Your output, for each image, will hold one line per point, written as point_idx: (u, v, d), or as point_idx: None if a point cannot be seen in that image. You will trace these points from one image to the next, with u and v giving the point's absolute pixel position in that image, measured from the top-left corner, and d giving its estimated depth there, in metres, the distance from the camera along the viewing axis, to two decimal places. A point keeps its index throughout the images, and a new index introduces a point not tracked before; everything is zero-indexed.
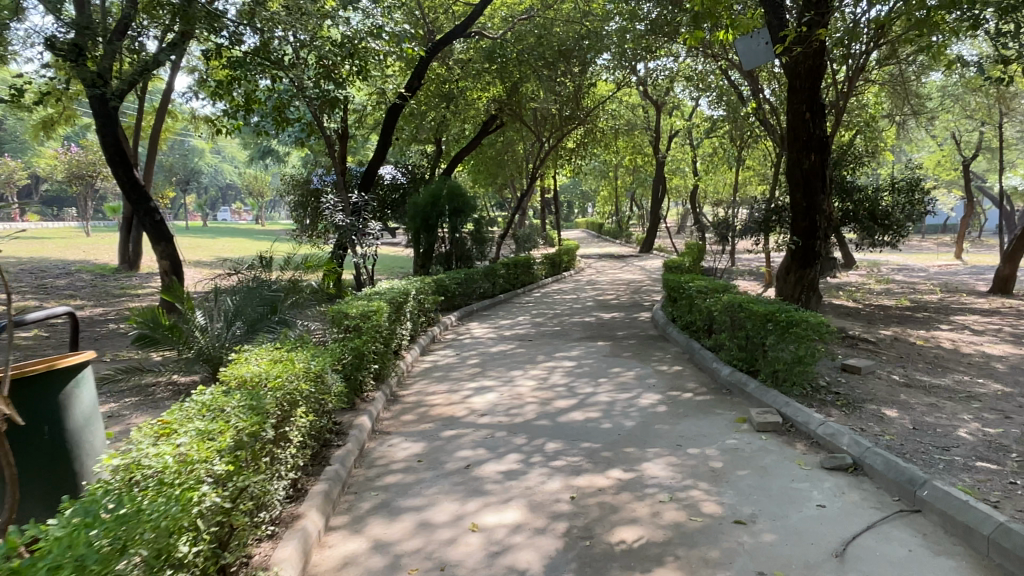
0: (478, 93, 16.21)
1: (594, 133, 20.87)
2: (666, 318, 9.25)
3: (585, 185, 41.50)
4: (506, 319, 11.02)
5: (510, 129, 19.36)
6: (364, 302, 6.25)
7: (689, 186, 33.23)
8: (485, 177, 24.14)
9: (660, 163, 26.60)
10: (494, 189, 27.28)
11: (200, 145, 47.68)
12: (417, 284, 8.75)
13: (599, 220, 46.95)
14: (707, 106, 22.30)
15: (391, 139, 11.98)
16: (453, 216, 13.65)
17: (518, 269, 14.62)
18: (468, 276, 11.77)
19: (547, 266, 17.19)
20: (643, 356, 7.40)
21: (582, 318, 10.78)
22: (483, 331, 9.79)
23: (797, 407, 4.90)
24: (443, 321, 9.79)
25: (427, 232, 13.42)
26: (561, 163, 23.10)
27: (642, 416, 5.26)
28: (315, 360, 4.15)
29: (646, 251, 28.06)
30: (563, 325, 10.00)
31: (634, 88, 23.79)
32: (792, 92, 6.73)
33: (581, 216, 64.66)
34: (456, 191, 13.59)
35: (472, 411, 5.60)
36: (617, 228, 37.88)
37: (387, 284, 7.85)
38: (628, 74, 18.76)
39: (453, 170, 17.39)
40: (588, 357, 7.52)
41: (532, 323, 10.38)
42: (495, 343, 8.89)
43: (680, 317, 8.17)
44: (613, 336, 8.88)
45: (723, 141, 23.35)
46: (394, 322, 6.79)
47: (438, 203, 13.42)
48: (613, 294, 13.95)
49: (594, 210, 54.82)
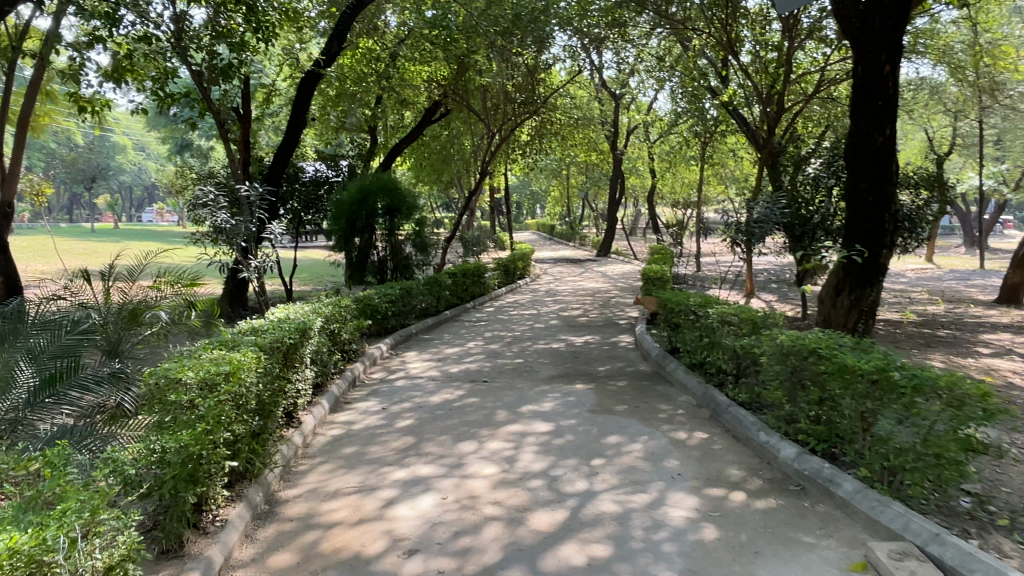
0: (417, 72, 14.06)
1: (549, 125, 18.91)
2: (662, 347, 7.13)
3: (536, 185, 39.67)
4: (455, 345, 8.76)
5: (458, 117, 17.16)
6: (221, 352, 3.95)
7: (646, 186, 31.67)
8: (428, 174, 21.90)
9: (617, 160, 24.83)
10: (440, 187, 25.03)
11: (121, 140, 44.01)
12: (327, 307, 6.44)
13: (550, 221, 45.21)
14: (670, 97, 20.58)
15: (305, 118, 9.64)
16: (388, 215, 11.20)
17: (467, 279, 12.35)
18: (404, 291, 9.43)
19: (500, 275, 14.99)
20: (646, 413, 5.23)
21: (548, 343, 8.59)
22: (423, 365, 7.50)
23: (957, 548, 2.82)
24: (369, 354, 7.48)
25: (356, 234, 11.06)
26: (512, 158, 21.08)
27: (684, 557, 3.06)
28: (7, 537, 1.94)
29: (603, 255, 26.16)
30: (527, 356, 7.79)
31: (591, 78, 21.98)
32: (864, 40, 4.97)
33: (530, 217, 62.95)
34: (389, 185, 11.22)
35: (393, 544, 3.30)
36: (570, 230, 36.03)
37: (279, 314, 5.46)
38: (585, 56, 16.80)
39: (390, 163, 15.07)
40: (567, 414, 5.31)
41: (485, 353, 8.14)
42: (436, 385, 6.63)
43: (685, 354, 6.10)
44: (594, 375, 6.70)
45: (684, 139, 21.74)
46: (279, 378, 4.49)
47: (368, 198, 11.04)
48: (580, 308, 11.81)
49: (545, 212, 53.02)
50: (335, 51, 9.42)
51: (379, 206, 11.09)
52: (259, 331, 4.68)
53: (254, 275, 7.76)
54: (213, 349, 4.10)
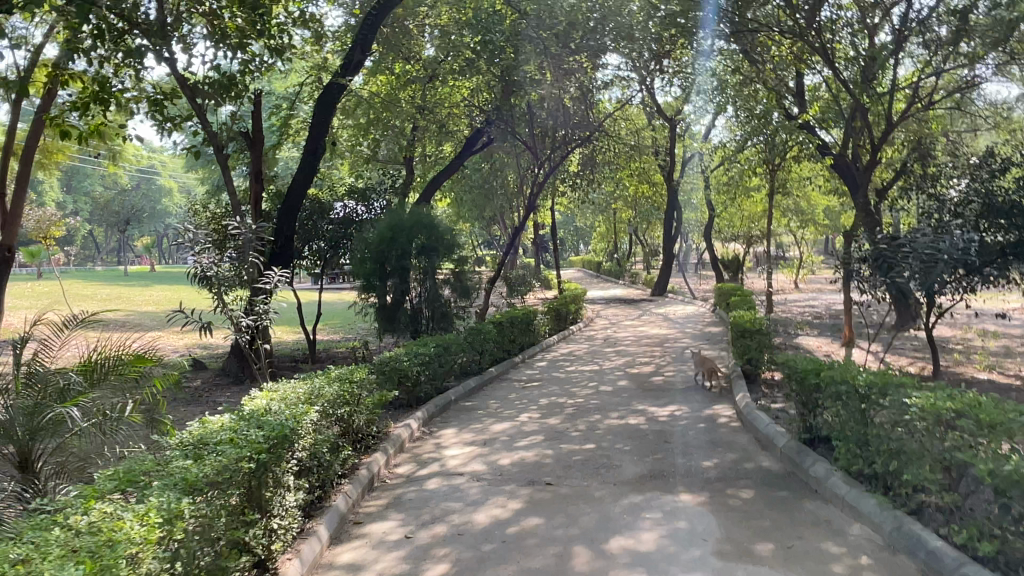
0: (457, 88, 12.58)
1: (601, 154, 17.33)
2: (789, 433, 5.20)
3: (583, 221, 38.14)
4: (504, 417, 6.95)
5: (501, 146, 15.69)
6: (103, 511, 2.21)
7: (700, 220, 29.81)
8: (470, 210, 20.49)
9: (673, 192, 23.07)
10: (483, 223, 23.58)
11: (167, 182, 44.23)
12: (335, 384, 4.71)
13: (595, 257, 43.53)
14: (732, 122, 18.88)
15: (322, 141, 8.08)
16: (425, 254, 9.49)
17: (514, 328, 10.58)
18: (442, 349, 7.69)
19: (551, 321, 13.22)
20: (809, 567, 3.33)
21: (623, 417, 6.72)
22: (465, 452, 5.72)
23: None
24: (394, 438, 5.72)
25: (387, 278, 9.34)
26: (559, 192, 19.51)
27: None
28: None
29: (659, 294, 24.26)
30: (598, 439, 5.95)
31: (641, 105, 20.44)
32: None
33: (574, 254, 61.44)
34: (421, 220, 9.42)
35: None
36: (619, 267, 34.16)
37: (251, 409, 3.71)
38: (641, 76, 15.26)
39: (428, 197, 13.57)
40: (684, 562, 3.45)
41: (544, 432, 6.31)
42: (481, 486, 4.83)
43: (843, 454, 4.18)
44: (701, 476, 4.80)
45: (747, 168, 19.92)
46: (226, 530, 2.73)
47: (400, 235, 9.34)
48: (650, 363, 9.88)
49: (589, 248, 51.43)
50: (359, 59, 7.87)
51: (412, 245, 9.33)
52: (204, 450, 2.96)
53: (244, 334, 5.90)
54: (99, 501, 2.36)
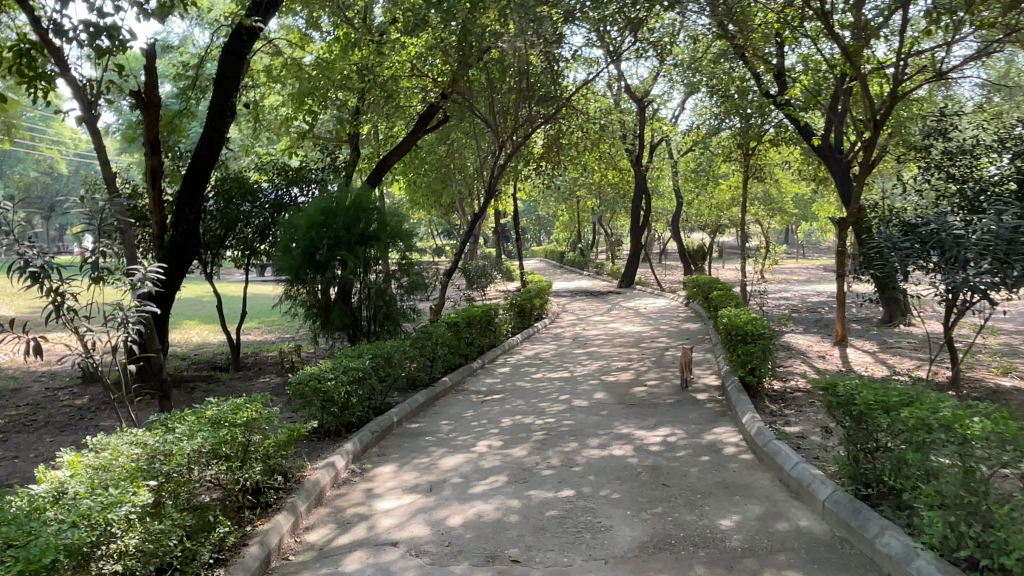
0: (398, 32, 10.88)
1: (568, 136, 16.03)
2: (833, 481, 3.91)
3: (546, 210, 36.99)
4: (457, 446, 5.55)
5: (458, 125, 14.27)
6: None
7: (666, 209, 28.83)
8: (426, 195, 19.03)
9: (641, 180, 21.94)
10: (441, 210, 22.13)
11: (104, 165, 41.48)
12: (205, 430, 3.31)
13: (558, 248, 42.50)
14: (707, 101, 17.75)
15: (232, 103, 6.58)
16: (367, 243, 7.74)
17: (472, 328, 9.18)
18: (382, 359, 6.25)
19: (513, 318, 11.87)
20: None
21: (605, 446, 5.38)
22: (403, 506, 4.31)
23: None
24: (309, 487, 4.28)
25: (318, 270, 7.60)
26: (522, 176, 18.16)
27: None
28: None
29: (626, 287, 23.18)
30: (577, 481, 4.60)
31: (607, 86, 19.18)
32: None
33: (536, 244, 60.45)
34: (363, 203, 7.73)
35: None
36: (583, 258, 33.09)
37: (26, 504, 2.28)
38: (611, 48, 13.98)
39: (374, 180, 12.02)
40: None
41: (507, 469, 4.93)
42: (422, 567, 3.45)
43: (935, 529, 2.90)
44: (725, 547, 3.50)
45: (719, 154, 18.85)
46: None
47: (333, 220, 7.60)
48: (628, 368, 8.58)
49: (551, 238, 50.39)
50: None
51: (350, 233, 7.59)
52: None
53: (108, 362, 4.40)
54: None
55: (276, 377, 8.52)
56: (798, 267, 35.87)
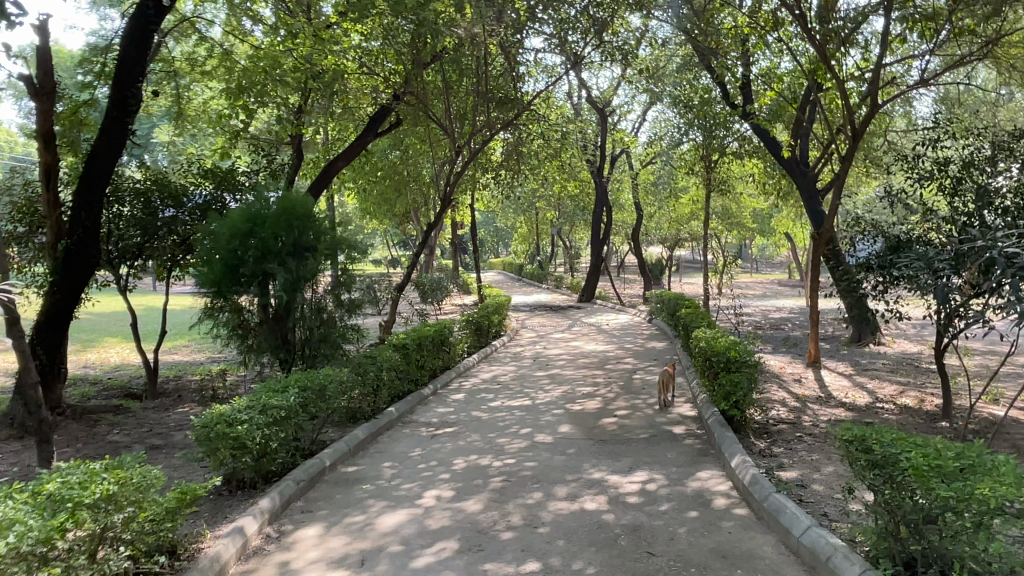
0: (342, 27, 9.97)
1: (527, 144, 15.33)
2: (863, 556, 3.15)
3: (504, 221, 36.27)
4: (399, 499, 4.66)
5: (411, 129, 13.42)
6: None
7: (625, 222, 28.38)
8: (378, 204, 18.07)
9: (601, 191, 21.37)
10: (395, 220, 21.16)
11: None
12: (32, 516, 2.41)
13: (516, 259, 41.83)
14: (669, 112, 17.29)
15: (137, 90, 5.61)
16: (300, 255, 6.79)
17: (423, 350, 8.29)
18: (314, 391, 5.31)
19: (469, 336, 11.01)
20: None
21: (575, 497, 4.56)
22: None
23: None
24: (203, 566, 3.34)
25: (242, 285, 6.61)
26: (480, 186, 17.37)
27: None
28: None
29: (586, 301, 22.55)
30: (543, 550, 3.76)
31: (567, 94, 18.57)
32: None
33: (494, 256, 59.72)
34: (297, 209, 6.78)
35: None
36: (542, 270, 32.44)
37: None
38: (573, 52, 13.32)
39: (319, 186, 11.08)
40: None
41: (457, 531, 4.06)
42: None
43: None
44: None
45: (680, 166, 18.41)
46: None
47: (261, 228, 6.62)
48: (594, 395, 7.80)
49: (509, 251, 49.70)
50: None
51: (280, 242, 6.63)
52: None
53: None
54: None
55: (197, 406, 7.50)
56: (755, 281, 35.90)
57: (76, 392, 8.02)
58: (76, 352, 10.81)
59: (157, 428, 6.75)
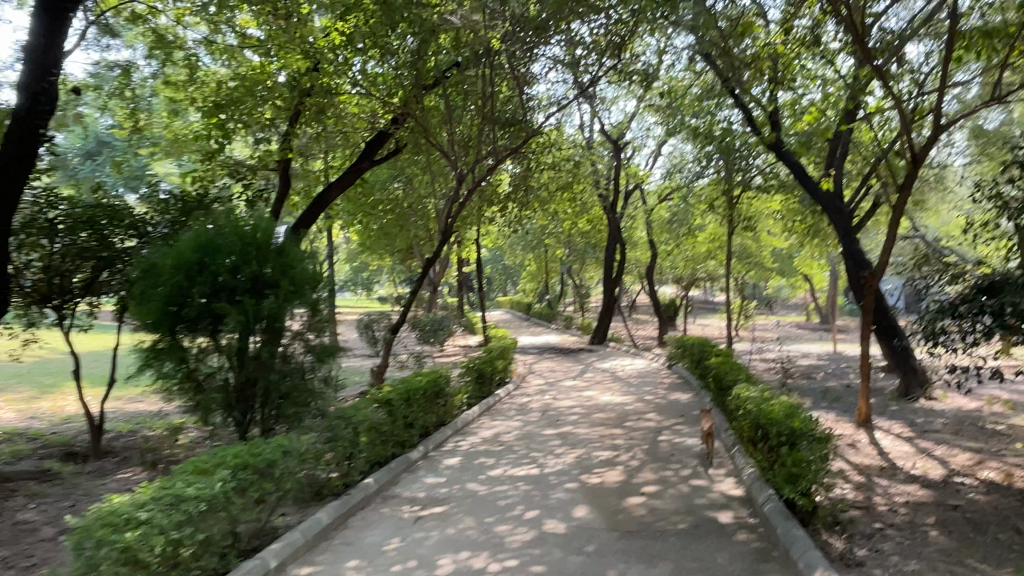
0: (332, 41, 9.05)
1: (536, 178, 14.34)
2: None
3: (512, 259, 35.23)
4: None
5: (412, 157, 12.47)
6: None
7: (639, 261, 27.32)
8: (378, 240, 17.04)
9: (614, 228, 20.28)
10: (397, 256, 20.15)
11: None
12: None
13: (525, 298, 40.73)
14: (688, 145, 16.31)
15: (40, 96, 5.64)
16: (262, 293, 5.65)
17: (413, 406, 7.06)
18: (256, 471, 4.10)
19: (470, 385, 9.79)
20: None
21: None
22: None
23: None
24: None
25: (190, 328, 5.50)
26: (485, 221, 16.36)
27: None
28: None
29: (597, 344, 21.31)
30: None
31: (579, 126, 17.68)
32: None
33: (501, 294, 58.67)
34: (260, 238, 5.67)
35: None
36: (550, 310, 31.25)
37: None
38: (588, 78, 12.41)
39: (306, 218, 10.05)
40: None
41: None
42: None
43: None
44: None
45: (699, 202, 17.35)
46: None
47: (215, 261, 5.53)
48: (614, 463, 6.52)
49: (516, 289, 48.65)
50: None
51: (236, 278, 5.52)
52: None
53: None
54: None
55: (141, 472, 6.29)
56: (772, 324, 34.52)
57: (5, 453, 6.82)
58: (29, 401, 9.60)
59: (82, 502, 5.53)
